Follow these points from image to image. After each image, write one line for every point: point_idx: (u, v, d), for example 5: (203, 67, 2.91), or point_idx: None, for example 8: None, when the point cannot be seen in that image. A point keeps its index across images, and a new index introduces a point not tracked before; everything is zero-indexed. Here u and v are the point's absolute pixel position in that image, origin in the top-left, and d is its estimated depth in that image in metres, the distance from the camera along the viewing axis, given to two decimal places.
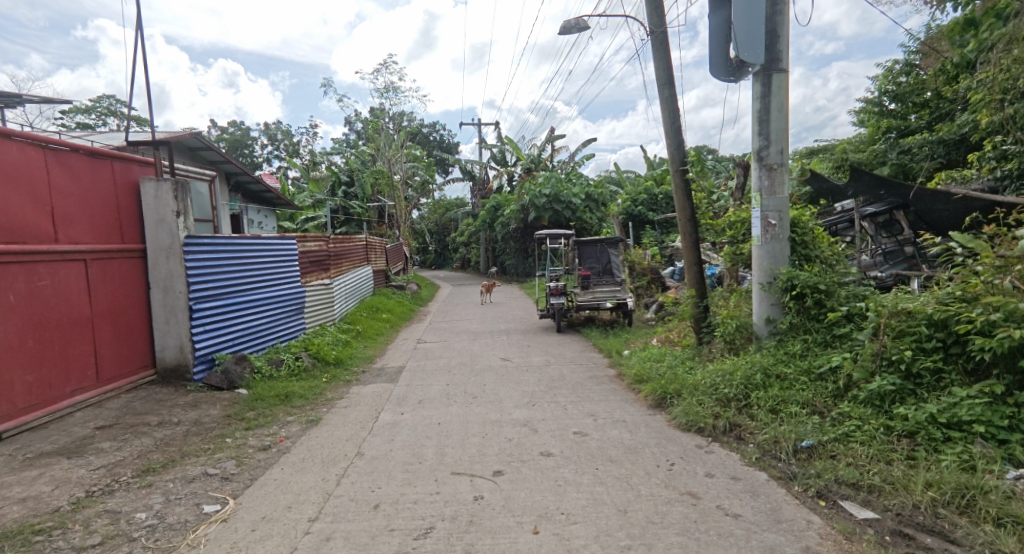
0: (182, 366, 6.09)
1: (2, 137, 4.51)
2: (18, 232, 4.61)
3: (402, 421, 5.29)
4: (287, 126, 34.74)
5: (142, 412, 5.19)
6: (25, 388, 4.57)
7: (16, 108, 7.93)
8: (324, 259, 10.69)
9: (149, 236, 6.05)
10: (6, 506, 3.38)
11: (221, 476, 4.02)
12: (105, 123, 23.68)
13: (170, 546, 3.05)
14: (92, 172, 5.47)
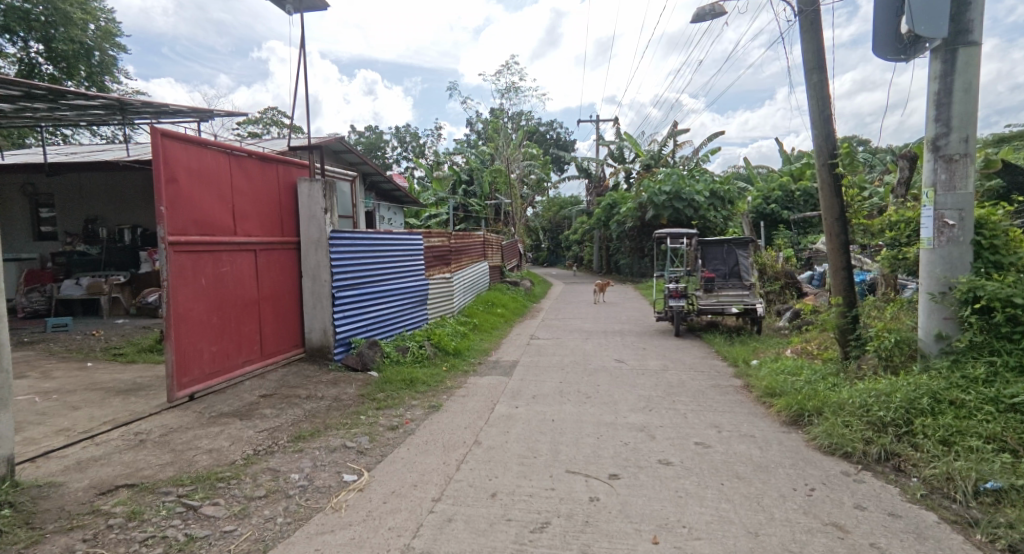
0: (326, 347, 6.74)
1: (199, 146, 5.27)
2: (209, 226, 5.36)
3: (517, 414, 5.39)
4: (415, 129, 36.93)
5: (295, 385, 5.81)
6: (210, 357, 5.31)
7: (206, 120, 9.29)
8: (446, 254, 11.20)
9: (302, 231, 6.74)
10: (197, 455, 3.95)
11: (357, 450, 4.37)
12: (268, 132, 26.93)
13: (317, 507, 3.38)
14: (262, 174, 6.21)
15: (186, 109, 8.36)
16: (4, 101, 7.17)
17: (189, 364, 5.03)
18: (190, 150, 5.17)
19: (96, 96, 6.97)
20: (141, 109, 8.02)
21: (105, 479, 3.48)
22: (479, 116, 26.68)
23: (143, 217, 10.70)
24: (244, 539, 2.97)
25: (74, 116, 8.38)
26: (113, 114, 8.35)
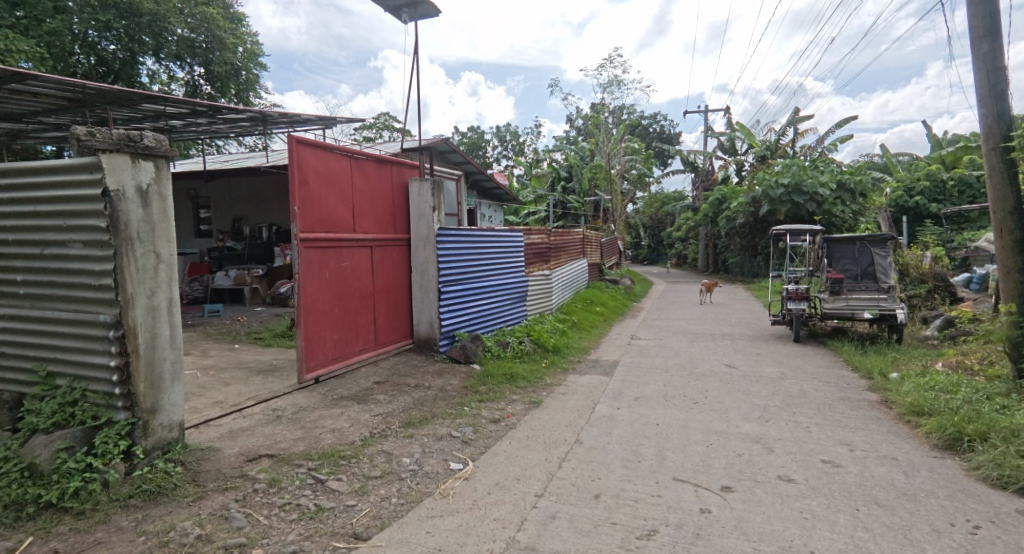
0: (432, 339, 7.00)
1: (326, 150, 5.67)
2: (333, 224, 5.76)
3: (619, 416, 5.23)
4: (515, 127, 37.41)
5: (405, 374, 6.09)
6: (332, 344, 5.72)
7: (330, 127, 10.03)
8: (546, 251, 11.21)
9: (412, 228, 7.03)
10: (322, 433, 4.26)
11: (462, 440, 4.47)
12: (379, 136, 28.60)
13: (428, 492, 3.49)
14: (378, 175, 6.56)
15: (315, 118, 9.08)
16: (174, 118, 8.21)
17: (315, 350, 5.46)
18: (318, 154, 5.58)
19: (245, 110, 7.76)
20: (278, 119, 8.83)
21: (250, 448, 3.85)
22: (580, 112, 26.41)
23: (277, 216, 11.81)
24: (364, 515, 3.14)
25: (226, 128, 9.39)
26: (256, 125, 9.26)
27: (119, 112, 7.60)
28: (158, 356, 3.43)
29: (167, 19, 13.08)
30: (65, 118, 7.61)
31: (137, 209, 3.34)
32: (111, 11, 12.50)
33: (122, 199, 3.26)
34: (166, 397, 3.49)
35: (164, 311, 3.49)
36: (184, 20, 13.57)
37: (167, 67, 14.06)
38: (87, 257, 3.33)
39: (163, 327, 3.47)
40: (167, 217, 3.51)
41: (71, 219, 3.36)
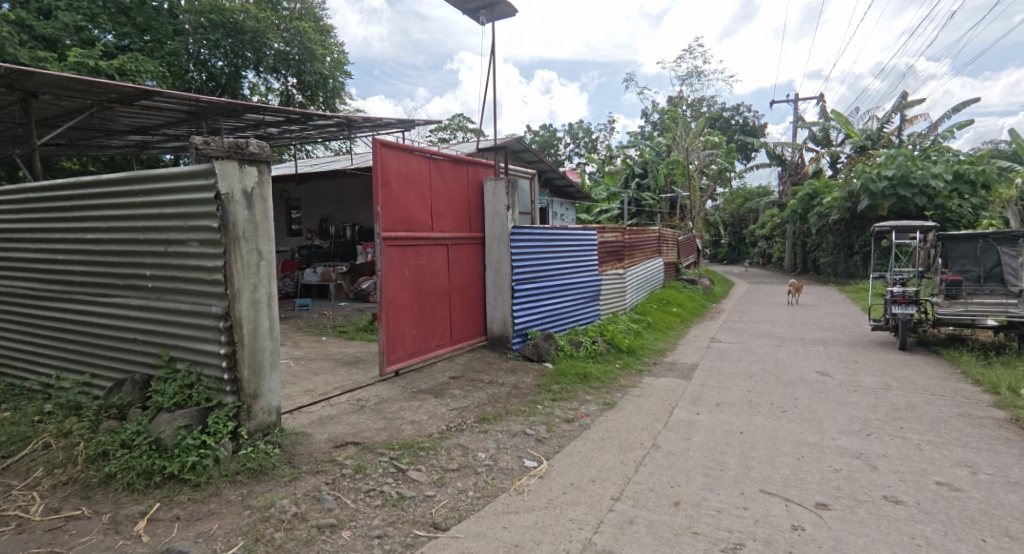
0: (505, 337, 7.07)
1: (406, 152, 5.87)
2: (412, 223, 5.95)
3: (699, 421, 5.03)
4: (589, 123, 36.91)
5: (479, 370, 6.19)
6: (410, 339, 5.92)
7: (410, 129, 10.37)
8: (620, 249, 11.00)
9: (487, 226, 7.13)
10: (402, 424, 4.42)
11: (536, 438, 4.47)
12: (454, 136, 29.22)
13: (503, 487, 3.53)
14: (455, 175, 6.70)
15: (396, 121, 9.42)
16: (271, 126, 8.83)
17: (395, 345, 5.67)
18: (399, 156, 5.79)
19: (334, 117, 8.20)
20: (362, 124, 9.25)
21: (338, 435, 4.07)
22: (657, 107, 25.65)
23: (360, 216, 12.39)
24: (443, 506, 3.23)
25: (315, 134, 9.95)
26: (342, 130, 9.75)
27: (226, 123, 8.27)
28: (259, 345, 3.71)
29: (266, 35, 14.09)
30: (182, 130, 8.39)
31: (243, 210, 3.62)
32: (219, 30, 13.67)
33: (231, 201, 3.54)
34: (266, 384, 3.76)
35: (264, 304, 3.75)
36: (280, 34, 14.54)
37: (265, 79, 15.11)
38: (202, 254, 3.65)
39: (263, 319, 3.74)
40: (268, 218, 3.77)
41: (188, 220, 3.70)
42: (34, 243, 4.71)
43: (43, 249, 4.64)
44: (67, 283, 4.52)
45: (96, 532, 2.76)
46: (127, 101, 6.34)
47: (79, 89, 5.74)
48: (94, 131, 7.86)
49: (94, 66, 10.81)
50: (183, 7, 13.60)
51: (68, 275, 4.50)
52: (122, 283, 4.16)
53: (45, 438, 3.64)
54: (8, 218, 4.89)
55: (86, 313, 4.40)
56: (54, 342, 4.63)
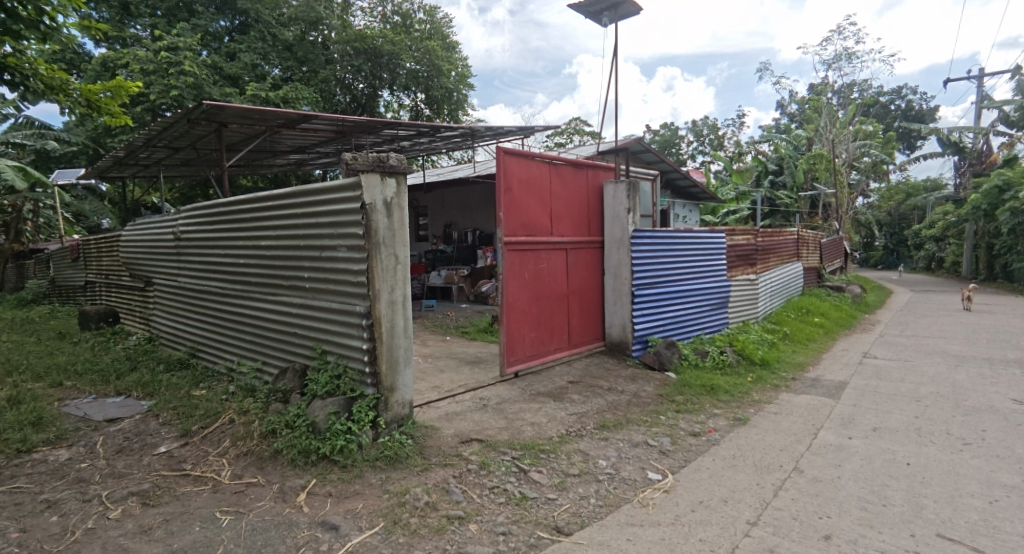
0: (625, 343, 6.94)
1: (528, 158, 6.01)
2: (533, 228, 6.08)
3: (848, 446, 4.54)
4: (715, 119, 34.95)
5: (598, 376, 6.14)
6: (529, 342, 6.05)
7: (530, 136, 10.58)
8: (752, 253, 10.27)
9: (607, 230, 7.05)
10: (523, 425, 4.53)
11: (660, 450, 4.33)
12: (571, 140, 29.25)
13: (626, 498, 3.48)
14: (575, 179, 6.72)
15: (516, 128, 9.68)
16: (405, 139, 9.52)
17: (515, 346, 5.85)
18: (521, 162, 5.95)
19: (460, 128, 8.67)
20: (485, 133, 9.64)
21: (463, 431, 4.28)
22: (797, 97, 23.61)
23: (481, 222, 12.91)
24: (565, 510, 3.26)
25: (442, 145, 10.54)
26: (466, 140, 10.23)
27: (367, 139, 9.08)
28: (395, 342, 4.01)
29: (400, 56, 15.16)
30: (331, 147, 9.37)
31: (383, 218, 3.95)
32: (362, 56, 15.04)
33: (373, 210, 3.89)
34: (400, 378, 4.05)
35: (399, 305, 4.05)
36: (411, 54, 15.52)
37: (398, 97, 16.29)
38: (349, 258, 4.04)
39: (399, 319, 4.04)
40: (405, 225, 4.07)
41: (339, 227, 4.11)
42: (221, 249, 5.54)
43: (228, 254, 5.44)
44: (246, 283, 5.25)
45: (268, 498, 3.18)
46: (291, 125, 7.22)
47: (256, 118, 6.66)
48: (264, 152, 9.07)
49: (265, 97, 12.75)
50: (333, 38, 15.15)
51: (246, 276, 5.24)
52: (287, 283, 4.74)
53: (230, 413, 4.25)
54: (203, 228, 5.79)
55: (259, 310, 5.07)
56: (234, 333, 5.40)
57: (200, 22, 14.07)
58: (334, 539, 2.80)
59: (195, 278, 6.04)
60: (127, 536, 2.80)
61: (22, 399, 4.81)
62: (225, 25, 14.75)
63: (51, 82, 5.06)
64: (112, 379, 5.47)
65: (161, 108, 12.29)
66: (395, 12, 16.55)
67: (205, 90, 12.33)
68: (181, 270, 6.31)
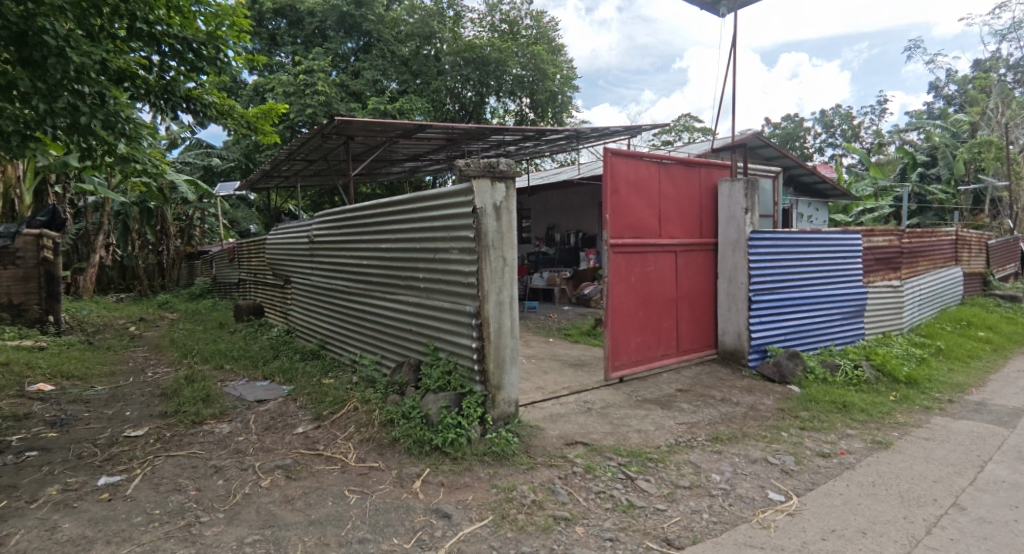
0: (739, 352, 6.55)
1: (636, 159, 5.91)
2: (641, 230, 5.96)
3: (1020, 485, 3.92)
4: (848, 107, 31.77)
5: (710, 385, 5.87)
6: (635, 346, 5.94)
7: (638, 135, 10.35)
8: (896, 257, 9.20)
9: (721, 232, 6.71)
10: (630, 431, 4.46)
11: (782, 469, 4.04)
12: (681, 138, 28.15)
13: (744, 517, 3.30)
14: (687, 179, 6.48)
15: (622, 128, 9.54)
16: (512, 144, 9.75)
17: (620, 350, 5.78)
18: (629, 163, 5.87)
19: (566, 131, 8.71)
20: (590, 134, 9.59)
21: (568, 433, 4.31)
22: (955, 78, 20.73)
23: (584, 224, 12.86)
24: (676, 523, 3.17)
25: (548, 148, 10.66)
26: (571, 142, 10.24)
27: (476, 145, 9.44)
28: (502, 342, 4.12)
29: (506, 63, 15.48)
30: (442, 155, 9.83)
31: (493, 221, 4.09)
32: (471, 65, 15.48)
33: (483, 215, 4.04)
34: (507, 377, 4.16)
35: (507, 305, 4.16)
36: (517, 60, 15.78)
37: (503, 103, 16.66)
38: (460, 261, 4.24)
39: (506, 319, 4.15)
40: (514, 228, 4.17)
41: (452, 230, 4.32)
42: (348, 251, 6.07)
43: (353, 256, 5.94)
44: (369, 283, 5.69)
45: (388, 482, 3.43)
46: (408, 135, 7.69)
47: (378, 129, 7.18)
48: (383, 161, 9.75)
49: (383, 110, 13.74)
50: (445, 50, 15.83)
51: (368, 276, 5.69)
52: (404, 283, 5.07)
53: (355, 402, 4.63)
54: (332, 232, 6.38)
55: (379, 307, 5.46)
56: (358, 327, 5.87)
57: (331, 46, 15.71)
58: (447, 527, 2.96)
59: (325, 278, 6.67)
60: (275, 503, 3.17)
61: (194, 377, 5.62)
62: (352, 47, 16.27)
63: (222, 109, 5.87)
64: (259, 364, 6.21)
65: (298, 125, 13.71)
66: (503, 20, 16.99)
67: (334, 107, 13.50)
68: (314, 269, 6.98)
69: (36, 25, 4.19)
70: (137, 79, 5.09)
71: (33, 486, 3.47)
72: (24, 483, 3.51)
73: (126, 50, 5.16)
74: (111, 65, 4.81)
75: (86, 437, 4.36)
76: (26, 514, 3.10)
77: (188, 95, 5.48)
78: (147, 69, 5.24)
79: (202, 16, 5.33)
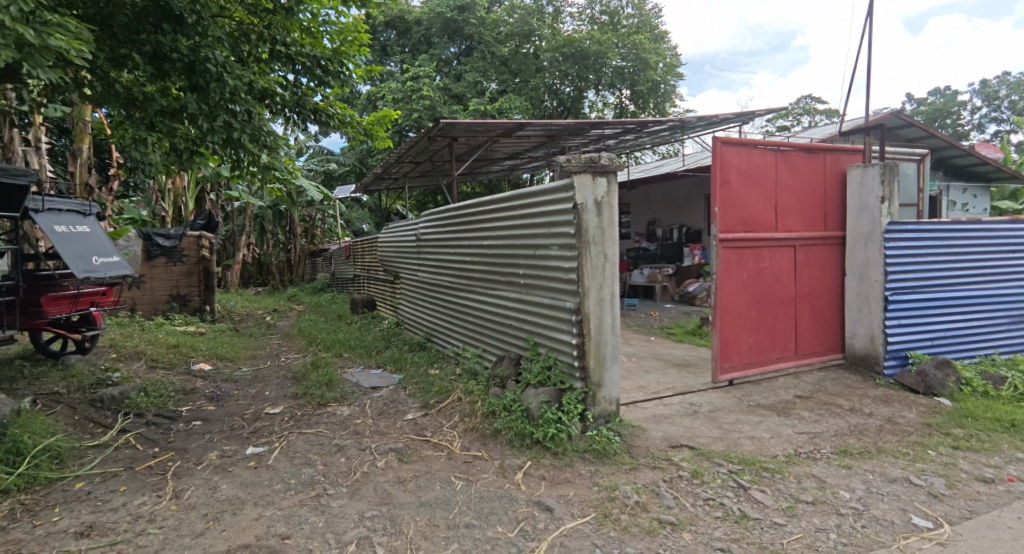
0: (872, 357, 5.91)
1: (750, 147, 5.54)
2: (754, 223, 5.58)
3: None
4: (1014, 76, 27.43)
5: (835, 393, 5.37)
6: (747, 348, 5.59)
7: (750, 122, 9.69)
8: None
9: (850, 225, 6.09)
10: (741, 438, 4.20)
11: (928, 491, 3.57)
12: (801, 122, 26.00)
13: (880, 542, 2.97)
14: (808, 167, 5.95)
15: (733, 115, 8.97)
16: (612, 138, 9.56)
17: (730, 351, 5.47)
18: (742, 152, 5.52)
19: (669, 121, 8.38)
20: (696, 124, 9.14)
21: (673, 436, 4.15)
22: None
23: (689, 218, 12.31)
24: (798, 540, 2.92)
25: (650, 140, 10.32)
26: (675, 133, 9.84)
27: (574, 140, 9.38)
28: (603, 339, 4.04)
29: (606, 55, 15.17)
30: (541, 152, 9.88)
31: (594, 217, 4.01)
32: (570, 60, 15.37)
33: (584, 210, 3.99)
34: (608, 375, 4.07)
35: (608, 302, 4.06)
36: (618, 52, 15.39)
37: (603, 96, 16.37)
38: (561, 257, 4.22)
39: (607, 317, 4.06)
40: (616, 223, 4.07)
41: (554, 227, 4.30)
42: (452, 248, 6.28)
43: (457, 253, 6.14)
44: (471, 279, 5.85)
45: (492, 472, 3.52)
46: (508, 133, 7.80)
47: (480, 130, 7.37)
48: (484, 160, 9.98)
49: (484, 110, 14.08)
50: (544, 47, 15.71)
51: (471, 272, 5.85)
52: (505, 279, 5.15)
53: (459, 393, 4.78)
54: (437, 230, 6.65)
55: (481, 302, 5.59)
56: (461, 321, 6.06)
57: (435, 52, 16.41)
58: (549, 520, 2.97)
59: (431, 273, 6.96)
60: (390, 483, 3.36)
61: (318, 363, 6.15)
62: (454, 51, 16.82)
63: (342, 119, 6.30)
64: (373, 354, 6.63)
65: (406, 129, 14.44)
66: (604, 12, 16.68)
67: (438, 111, 14.05)
68: (421, 265, 7.32)
69: (201, 55, 4.83)
70: (276, 96, 5.63)
71: (198, 450, 3.98)
72: (191, 447, 4.04)
73: (269, 71, 5.72)
74: (257, 85, 5.34)
75: (235, 411, 4.91)
76: (194, 474, 3.56)
77: (315, 108, 5.97)
78: (285, 87, 5.81)
79: (328, 35, 5.76)
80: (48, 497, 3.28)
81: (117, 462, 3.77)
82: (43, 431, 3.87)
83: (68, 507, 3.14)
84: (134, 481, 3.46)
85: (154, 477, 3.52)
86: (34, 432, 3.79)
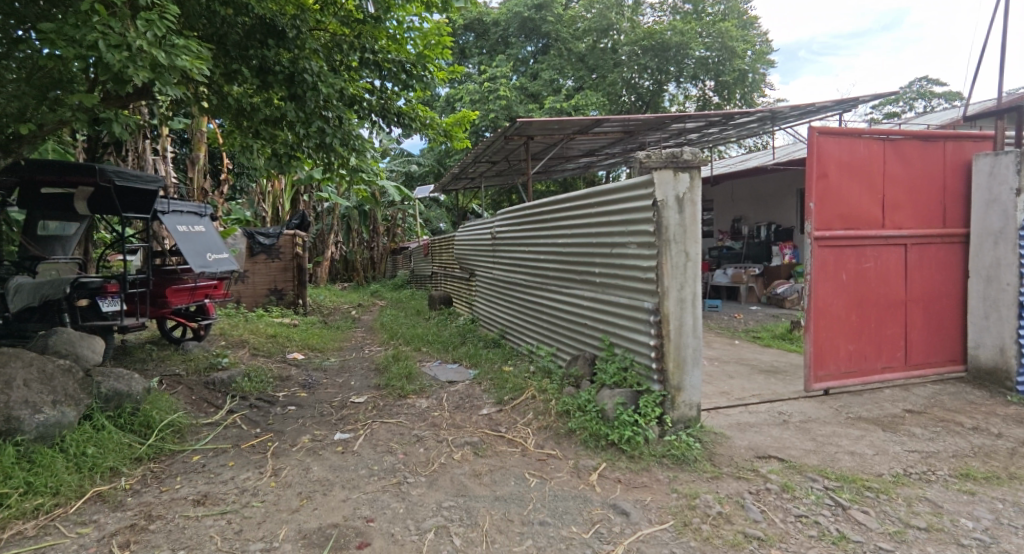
0: (1001, 371, 5.26)
1: (851, 137, 5.11)
2: (855, 219, 5.14)
3: None
4: None
5: (952, 409, 4.83)
6: (846, 355, 5.17)
7: (852, 110, 8.95)
8: None
9: (975, 222, 5.45)
10: (839, 453, 3.88)
11: None
12: (912, 109, 23.74)
13: None
14: (923, 157, 5.39)
15: (832, 102, 8.31)
16: (694, 131, 9.17)
17: (827, 358, 5.08)
18: (842, 143, 5.10)
19: (758, 112, 7.90)
20: (789, 113, 8.57)
21: (760, 445, 3.90)
22: None
23: (778, 215, 11.61)
24: None
25: (737, 133, 9.79)
26: (764, 124, 9.28)
27: (654, 135, 9.08)
28: (683, 341, 3.86)
29: (689, 45, 14.52)
30: (618, 148, 9.65)
31: (674, 214, 3.85)
32: (650, 53, 14.86)
33: (664, 207, 3.83)
34: (688, 379, 3.88)
35: (689, 302, 3.88)
36: (701, 41, 14.72)
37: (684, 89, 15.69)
38: (639, 255, 4.08)
39: (688, 318, 3.88)
40: (698, 221, 3.88)
41: (632, 224, 4.17)
42: (527, 247, 6.28)
43: (532, 251, 6.13)
44: (545, 278, 5.82)
45: (566, 471, 3.46)
46: (585, 130, 7.69)
47: (556, 127, 7.32)
48: (559, 158, 9.88)
49: (560, 107, 13.98)
50: (623, 41, 15.31)
51: (545, 271, 5.82)
52: (580, 277, 5.07)
53: (532, 390, 4.75)
54: (512, 229, 6.68)
55: (556, 301, 5.55)
56: (535, 319, 6.05)
57: (513, 51, 16.55)
58: (626, 524, 2.88)
59: (506, 271, 7.00)
60: (466, 476, 3.40)
61: (399, 356, 6.37)
62: (532, 50, 16.87)
63: (423, 121, 6.46)
64: (450, 349, 6.76)
65: (483, 129, 14.64)
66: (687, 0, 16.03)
67: (515, 109, 14.11)
68: (496, 263, 7.38)
69: (300, 67, 5.12)
70: (364, 101, 5.86)
71: (293, 433, 4.22)
72: (287, 429, 4.29)
73: (358, 79, 5.89)
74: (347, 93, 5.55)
75: (325, 398, 5.18)
76: (289, 454, 3.78)
77: (399, 111, 6.17)
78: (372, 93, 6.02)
79: (412, 41, 5.95)
80: (172, 466, 3.60)
81: (226, 438, 4.08)
82: (168, 408, 4.24)
83: (187, 477, 3.44)
84: (240, 457, 3.73)
85: (256, 455, 3.77)
86: (161, 408, 4.17)
